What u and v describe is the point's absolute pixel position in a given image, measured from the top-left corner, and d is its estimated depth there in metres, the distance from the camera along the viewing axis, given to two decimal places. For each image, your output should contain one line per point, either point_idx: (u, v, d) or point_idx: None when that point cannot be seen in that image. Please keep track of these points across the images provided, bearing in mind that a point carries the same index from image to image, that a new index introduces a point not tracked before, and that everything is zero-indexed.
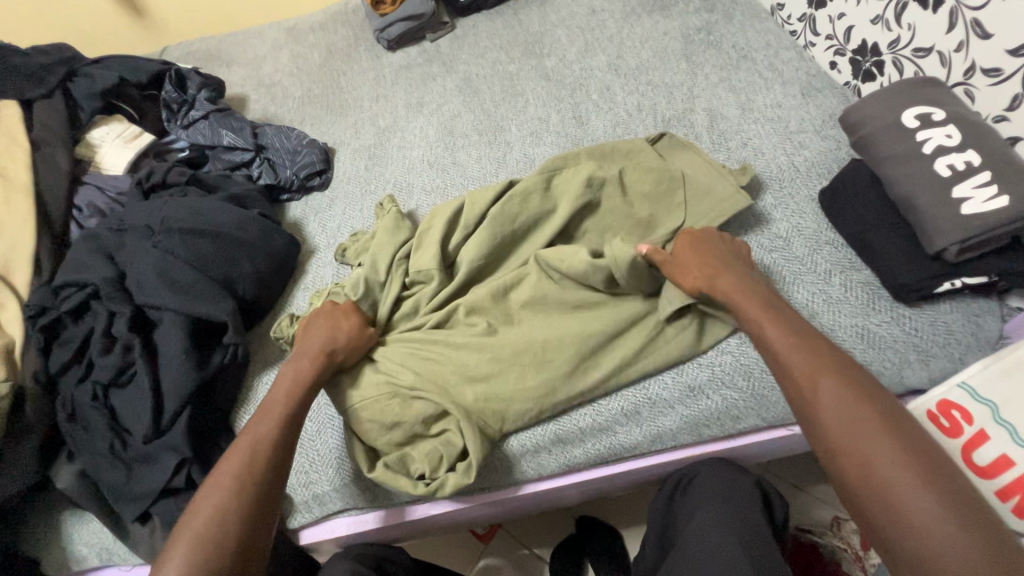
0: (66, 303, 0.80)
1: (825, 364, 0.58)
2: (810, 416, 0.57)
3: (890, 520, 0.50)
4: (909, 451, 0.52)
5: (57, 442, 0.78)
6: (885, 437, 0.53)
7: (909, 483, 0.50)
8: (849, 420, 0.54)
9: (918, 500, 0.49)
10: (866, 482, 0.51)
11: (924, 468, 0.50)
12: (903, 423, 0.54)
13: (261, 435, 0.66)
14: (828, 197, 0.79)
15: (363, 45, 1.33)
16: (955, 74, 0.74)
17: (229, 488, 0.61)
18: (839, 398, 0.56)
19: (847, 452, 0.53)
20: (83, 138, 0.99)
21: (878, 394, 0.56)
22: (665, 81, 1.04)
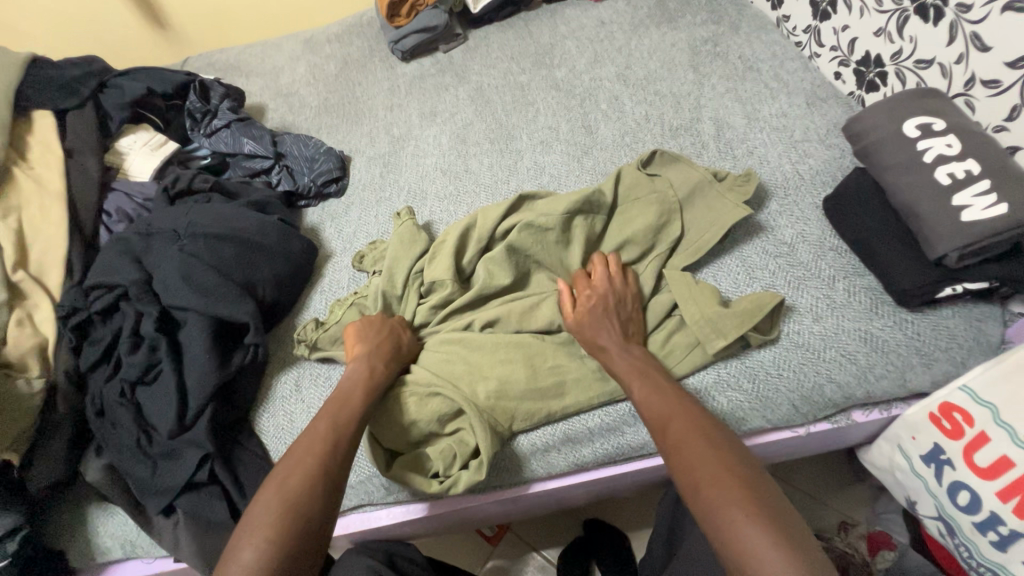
0: (95, 304, 0.83)
1: (676, 410, 0.65)
2: (665, 455, 0.62)
3: (724, 546, 0.53)
4: (740, 483, 0.56)
5: (85, 437, 0.81)
6: (721, 470, 0.57)
7: (733, 511, 0.54)
8: (687, 457, 0.60)
9: (743, 524, 0.53)
10: (704, 510, 0.56)
11: (749, 497, 0.54)
12: (734, 456, 0.59)
13: (334, 433, 0.68)
14: (832, 204, 0.81)
15: (378, 56, 1.37)
16: (955, 85, 0.76)
17: (309, 482, 0.62)
18: (685, 439, 0.61)
19: (690, 485, 0.58)
20: (112, 146, 1.03)
21: (718, 435, 0.61)
22: (673, 91, 1.07)
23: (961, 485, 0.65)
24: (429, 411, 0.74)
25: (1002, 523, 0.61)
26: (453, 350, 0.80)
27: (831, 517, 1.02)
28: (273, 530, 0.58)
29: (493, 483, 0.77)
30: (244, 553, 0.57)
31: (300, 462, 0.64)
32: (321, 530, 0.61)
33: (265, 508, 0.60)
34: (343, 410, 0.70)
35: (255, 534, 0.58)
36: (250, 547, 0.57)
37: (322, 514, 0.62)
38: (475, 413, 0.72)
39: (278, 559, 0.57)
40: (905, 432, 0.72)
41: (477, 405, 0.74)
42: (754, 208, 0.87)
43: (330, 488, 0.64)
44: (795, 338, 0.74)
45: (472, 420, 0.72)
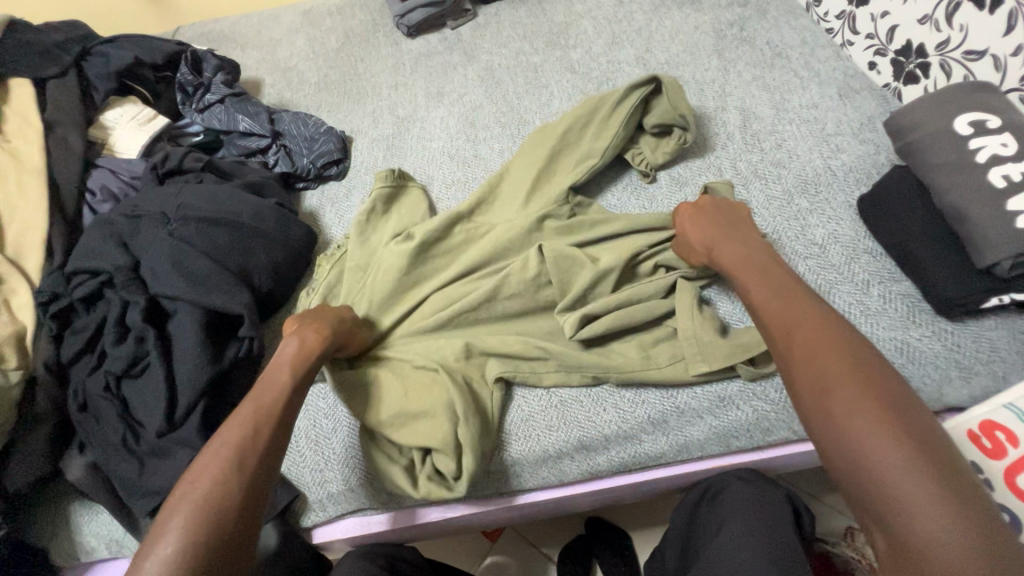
0: (78, 290, 0.77)
1: (807, 319, 0.57)
2: (786, 365, 0.56)
3: (849, 469, 0.47)
4: (885, 409, 0.48)
5: (68, 432, 0.76)
6: (855, 389, 0.49)
7: (872, 438, 0.46)
8: (816, 370, 0.52)
9: (885, 453, 0.46)
10: (830, 427, 0.49)
11: (890, 420, 0.47)
12: (881, 372, 0.51)
13: (269, 411, 0.62)
14: (867, 204, 0.76)
15: (382, 30, 1.30)
16: (1009, 79, 0.71)
17: (234, 449, 0.58)
18: (819, 351, 0.53)
19: (813, 398, 0.51)
20: (97, 119, 0.96)
21: (862, 351, 0.52)
22: (696, 77, 1.01)
23: (1001, 509, 0.59)
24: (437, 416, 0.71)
25: None
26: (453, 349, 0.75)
27: (838, 521, 1.01)
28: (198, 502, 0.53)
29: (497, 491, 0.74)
30: (168, 531, 0.52)
31: (224, 431, 0.59)
32: (255, 502, 0.56)
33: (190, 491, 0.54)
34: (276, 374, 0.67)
35: (183, 510, 0.53)
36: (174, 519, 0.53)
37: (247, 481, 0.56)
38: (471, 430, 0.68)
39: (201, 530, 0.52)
40: None
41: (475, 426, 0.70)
42: (783, 206, 0.82)
43: (267, 453, 0.59)
44: None
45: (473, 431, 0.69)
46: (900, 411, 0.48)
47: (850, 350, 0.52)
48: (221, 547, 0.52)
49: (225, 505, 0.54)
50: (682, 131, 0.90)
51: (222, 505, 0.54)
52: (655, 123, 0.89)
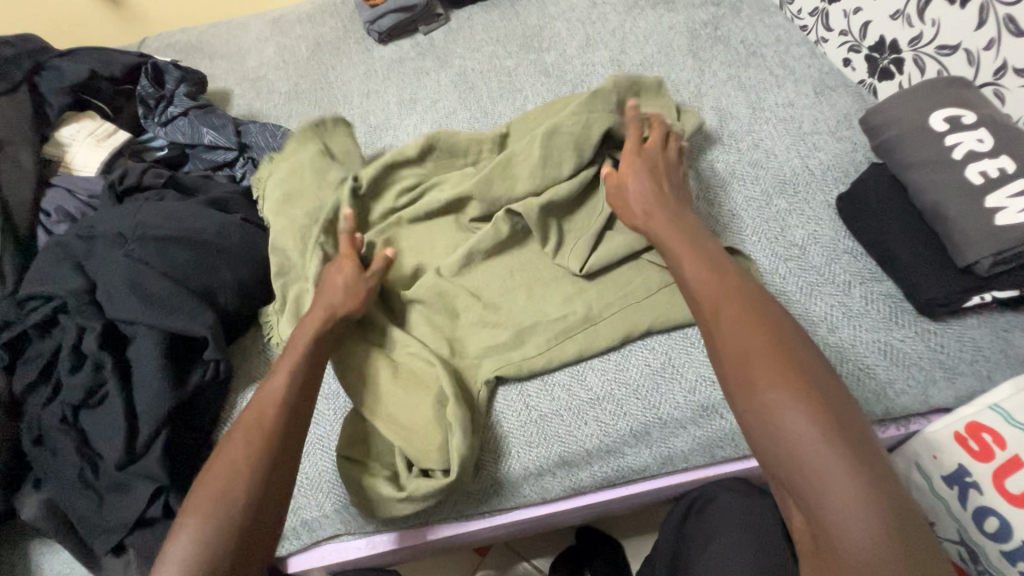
0: (32, 316, 0.74)
1: (730, 294, 0.55)
2: (711, 342, 0.53)
3: (770, 446, 0.46)
4: (803, 384, 0.46)
5: (23, 466, 0.72)
6: (773, 366, 0.48)
7: (790, 414, 0.45)
8: (740, 347, 0.50)
9: (808, 433, 0.44)
10: (755, 410, 0.47)
11: (808, 395, 0.45)
12: (801, 348, 0.49)
13: (285, 406, 0.60)
14: (846, 204, 0.75)
15: (353, 37, 1.27)
16: (983, 74, 0.69)
17: (246, 461, 0.55)
18: (741, 326, 0.51)
19: (736, 375, 0.49)
20: (52, 136, 0.92)
21: (782, 327, 0.51)
22: (673, 78, 0.99)
23: (989, 512, 0.59)
24: (422, 432, 0.69)
25: None
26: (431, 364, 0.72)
27: None
28: (215, 509, 0.52)
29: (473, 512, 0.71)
30: (181, 545, 0.50)
31: (239, 425, 0.58)
32: (266, 516, 0.54)
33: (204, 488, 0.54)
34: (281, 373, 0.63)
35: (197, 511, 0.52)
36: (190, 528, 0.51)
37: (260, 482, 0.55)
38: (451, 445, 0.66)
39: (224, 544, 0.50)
40: (924, 451, 0.65)
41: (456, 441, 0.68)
42: (762, 207, 0.81)
43: (281, 452, 0.57)
44: None
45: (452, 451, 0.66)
46: (817, 388, 0.46)
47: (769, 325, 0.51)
48: (238, 544, 0.51)
49: (238, 509, 0.52)
50: None
51: (235, 519, 0.52)
52: None
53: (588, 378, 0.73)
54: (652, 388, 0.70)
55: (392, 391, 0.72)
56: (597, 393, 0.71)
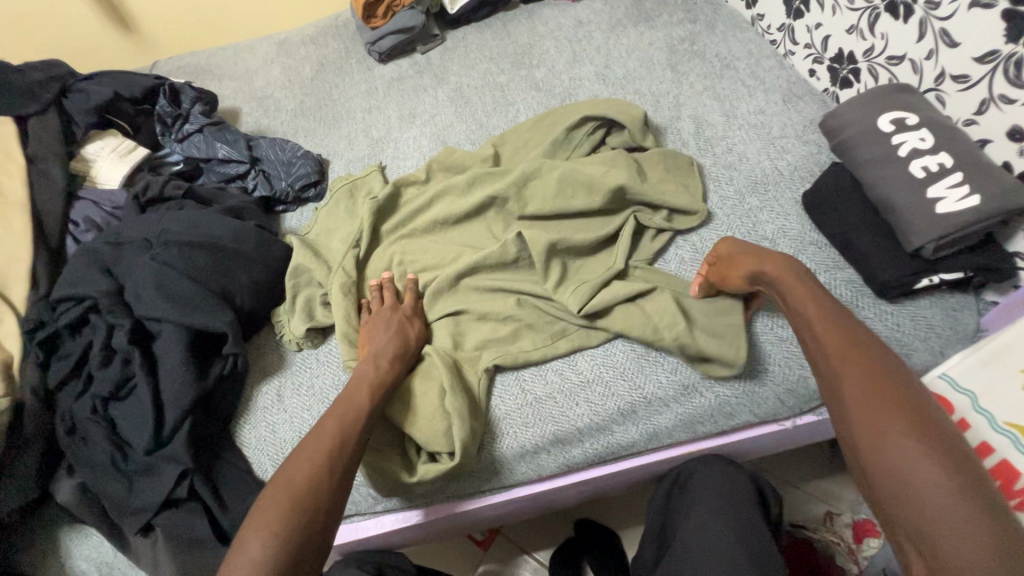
0: (64, 316, 0.80)
1: (867, 360, 0.56)
2: (843, 407, 0.55)
3: (912, 518, 0.47)
4: (949, 460, 0.48)
5: (56, 456, 0.78)
6: (923, 443, 0.49)
7: (942, 491, 0.46)
8: (881, 418, 0.52)
9: (935, 488, 0.47)
10: (880, 459, 0.50)
11: (958, 473, 0.47)
12: (940, 423, 0.51)
13: (345, 430, 0.66)
14: (810, 200, 0.82)
15: (355, 57, 1.35)
16: (926, 81, 0.77)
17: (314, 481, 0.60)
18: (878, 391, 0.53)
19: (874, 442, 0.51)
20: (78, 153, 1.00)
21: (922, 399, 0.53)
22: (653, 90, 1.07)
23: None
24: (423, 418, 0.74)
25: None
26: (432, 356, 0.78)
27: (816, 508, 1.04)
28: (283, 522, 0.56)
29: (474, 489, 0.77)
30: (251, 549, 0.55)
31: (312, 446, 0.63)
32: (326, 534, 0.60)
33: (272, 501, 0.58)
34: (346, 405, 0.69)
35: (268, 521, 0.57)
36: (257, 539, 0.55)
37: (320, 500, 0.60)
38: (456, 424, 0.72)
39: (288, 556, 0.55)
40: None
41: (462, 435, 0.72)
42: (735, 205, 0.88)
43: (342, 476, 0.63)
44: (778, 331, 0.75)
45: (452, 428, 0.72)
46: (965, 465, 0.48)
47: (910, 400, 0.52)
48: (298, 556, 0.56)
49: (302, 524, 0.57)
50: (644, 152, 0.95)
51: (301, 533, 0.57)
52: (618, 143, 0.94)
53: (579, 363, 0.79)
54: (636, 370, 0.77)
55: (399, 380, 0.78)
56: (587, 377, 0.77)
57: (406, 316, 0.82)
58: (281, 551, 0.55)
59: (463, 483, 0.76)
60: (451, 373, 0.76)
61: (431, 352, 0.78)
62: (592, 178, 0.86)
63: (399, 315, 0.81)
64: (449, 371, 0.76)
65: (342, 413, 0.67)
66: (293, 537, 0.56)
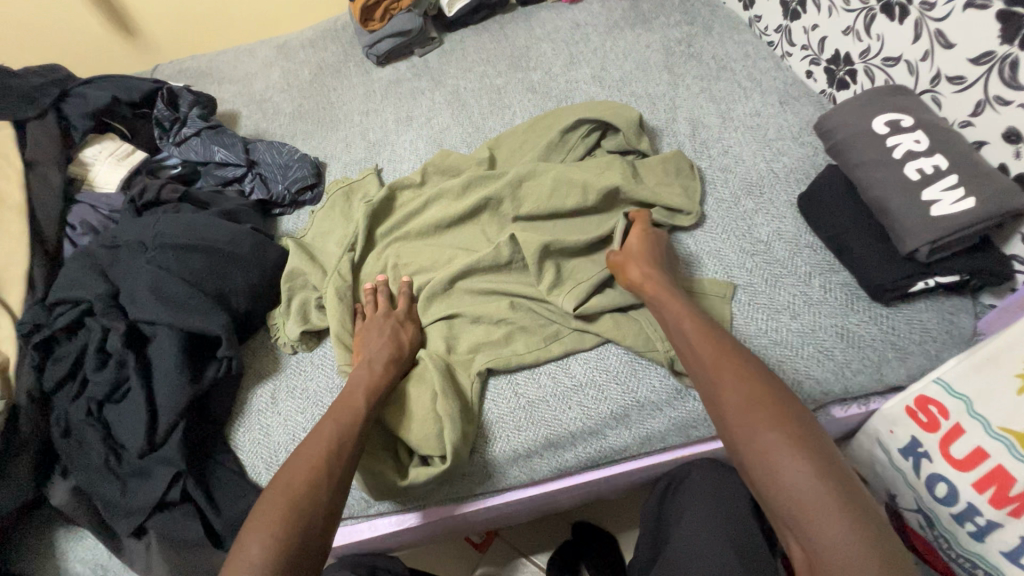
0: (60, 320, 0.80)
1: (723, 349, 0.61)
2: (709, 394, 0.60)
3: (768, 486, 0.52)
4: (791, 430, 0.53)
5: (52, 458, 0.78)
6: (768, 414, 0.54)
7: (785, 459, 0.51)
8: (734, 400, 0.57)
9: (804, 477, 0.50)
10: (756, 460, 0.53)
11: (795, 441, 0.52)
12: (784, 396, 0.56)
13: (344, 433, 0.66)
14: (806, 202, 0.82)
15: (353, 61, 1.36)
16: (922, 82, 0.76)
17: (314, 483, 0.61)
18: (734, 376, 0.58)
19: (736, 424, 0.56)
20: (76, 156, 1.00)
21: (767, 377, 0.58)
22: (649, 92, 1.07)
23: (939, 477, 0.65)
24: (415, 422, 0.74)
25: (979, 514, 0.61)
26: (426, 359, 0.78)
27: None
28: (282, 525, 0.57)
29: (466, 493, 0.76)
30: (252, 549, 0.55)
31: (311, 448, 0.64)
32: (325, 536, 0.60)
33: (273, 503, 0.59)
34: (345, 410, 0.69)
35: (269, 522, 0.57)
36: (256, 539, 0.56)
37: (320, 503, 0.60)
38: (448, 428, 0.71)
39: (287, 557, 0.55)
40: (883, 426, 0.71)
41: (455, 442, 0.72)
42: (730, 207, 0.88)
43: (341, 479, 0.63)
44: (773, 335, 0.74)
45: (444, 431, 0.72)
46: (803, 431, 0.53)
47: (758, 379, 0.58)
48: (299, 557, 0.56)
49: (303, 525, 0.58)
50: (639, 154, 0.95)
51: (302, 534, 0.57)
52: (614, 145, 0.94)
53: (572, 366, 0.78)
54: (629, 374, 0.76)
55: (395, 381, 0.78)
56: (580, 380, 0.77)
57: (400, 319, 0.82)
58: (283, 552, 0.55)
59: (455, 487, 0.76)
60: (443, 376, 0.76)
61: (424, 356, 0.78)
62: (586, 181, 0.86)
63: (392, 319, 0.81)
64: (441, 375, 0.76)
65: (341, 417, 0.68)
66: (294, 538, 0.57)
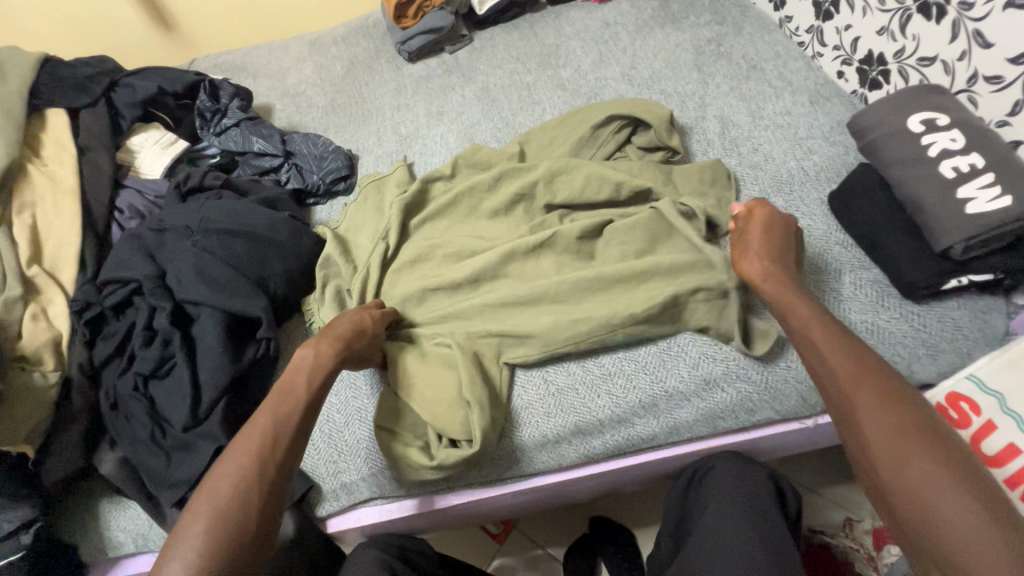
0: (109, 298, 0.84)
1: (866, 370, 0.58)
2: (850, 421, 0.57)
3: (925, 527, 0.49)
4: (951, 465, 0.51)
5: (99, 430, 0.82)
6: (924, 446, 0.52)
7: (951, 500, 0.49)
8: (886, 432, 0.54)
9: (966, 516, 0.48)
10: (904, 488, 0.51)
11: (959, 476, 0.50)
12: (936, 429, 0.54)
13: (273, 428, 0.65)
14: (838, 199, 0.82)
15: (385, 56, 1.39)
16: (958, 82, 0.77)
17: (244, 486, 0.60)
18: (880, 401, 0.56)
19: (888, 456, 0.53)
20: (123, 144, 1.04)
21: (918, 407, 0.55)
22: (679, 90, 1.08)
23: None
24: (443, 407, 0.76)
25: None
26: (454, 346, 0.79)
27: (835, 513, 1.04)
28: (212, 530, 0.57)
29: (494, 477, 0.78)
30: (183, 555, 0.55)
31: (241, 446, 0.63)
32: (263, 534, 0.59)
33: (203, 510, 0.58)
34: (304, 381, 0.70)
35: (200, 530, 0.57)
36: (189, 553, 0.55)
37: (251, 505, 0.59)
38: (475, 412, 0.73)
39: (236, 526, 0.58)
40: None
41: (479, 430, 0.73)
42: (761, 204, 0.88)
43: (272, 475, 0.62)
44: None
45: (472, 413, 0.73)
46: (964, 465, 0.51)
47: (910, 409, 0.55)
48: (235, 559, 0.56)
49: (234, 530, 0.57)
50: (669, 151, 0.95)
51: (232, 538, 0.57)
52: (644, 142, 0.95)
53: (601, 356, 0.80)
54: (658, 364, 0.78)
55: (421, 367, 0.79)
56: (609, 369, 0.79)
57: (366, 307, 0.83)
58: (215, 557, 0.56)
59: (487, 469, 0.78)
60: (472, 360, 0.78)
61: (453, 342, 0.79)
62: (618, 176, 0.87)
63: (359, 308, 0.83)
64: (468, 361, 0.77)
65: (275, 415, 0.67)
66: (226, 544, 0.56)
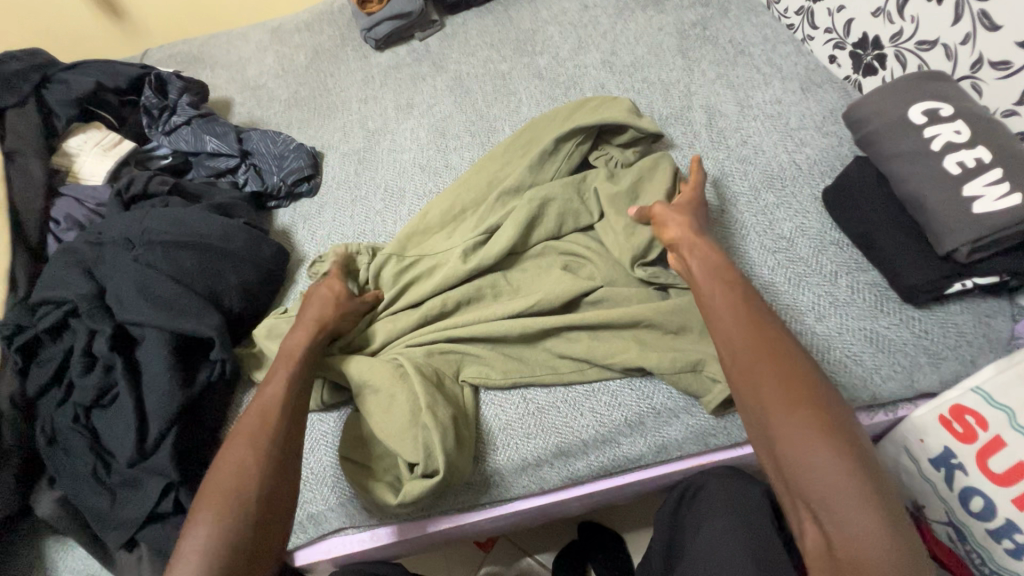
0: (43, 321, 0.76)
1: (758, 330, 0.57)
2: (736, 377, 0.56)
3: (792, 474, 0.49)
4: (821, 416, 0.50)
5: (37, 466, 0.75)
6: (800, 401, 0.51)
7: (815, 448, 0.48)
8: (759, 386, 0.53)
9: (824, 461, 0.47)
10: (774, 437, 0.51)
11: (827, 428, 0.49)
12: (818, 384, 0.52)
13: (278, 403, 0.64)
14: (832, 195, 0.77)
15: (350, 45, 1.30)
16: (961, 68, 0.71)
17: (254, 462, 0.58)
18: (764, 358, 0.54)
19: (760, 408, 0.53)
20: (59, 147, 0.95)
21: (802, 363, 0.54)
22: (662, 78, 1.01)
23: (974, 491, 0.61)
24: (399, 437, 0.68)
25: (1018, 531, 0.57)
26: (409, 364, 0.73)
27: None
28: (226, 504, 0.55)
29: (471, 503, 0.73)
30: (199, 532, 0.54)
31: (242, 428, 0.61)
32: (277, 503, 0.58)
33: (216, 485, 0.57)
34: (275, 377, 0.66)
35: (209, 509, 0.55)
36: (204, 525, 0.54)
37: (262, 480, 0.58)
38: (440, 433, 0.67)
39: (245, 499, 0.56)
40: (911, 435, 0.67)
41: (447, 460, 0.66)
42: (750, 201, 0.83)
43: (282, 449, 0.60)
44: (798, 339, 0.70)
45: (433, 440, 0.67)
46: (836, 420, 0.50)
47: (789, 364, 0.54)
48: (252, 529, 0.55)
49: (250, 501, 0.56)
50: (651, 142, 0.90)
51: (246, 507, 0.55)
52: (625, 136, 0.89)
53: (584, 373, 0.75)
54: (645, 379, 0.73)
55: (372, 389, 0.72)
56: (592, 385, 0.74)
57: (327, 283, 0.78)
58: (231, 528, 0.54)
59: (465, 496, 0.72)
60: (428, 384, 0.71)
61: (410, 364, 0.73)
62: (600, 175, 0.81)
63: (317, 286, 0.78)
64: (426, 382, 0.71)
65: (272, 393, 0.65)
66: (236, 518, 0.55)
